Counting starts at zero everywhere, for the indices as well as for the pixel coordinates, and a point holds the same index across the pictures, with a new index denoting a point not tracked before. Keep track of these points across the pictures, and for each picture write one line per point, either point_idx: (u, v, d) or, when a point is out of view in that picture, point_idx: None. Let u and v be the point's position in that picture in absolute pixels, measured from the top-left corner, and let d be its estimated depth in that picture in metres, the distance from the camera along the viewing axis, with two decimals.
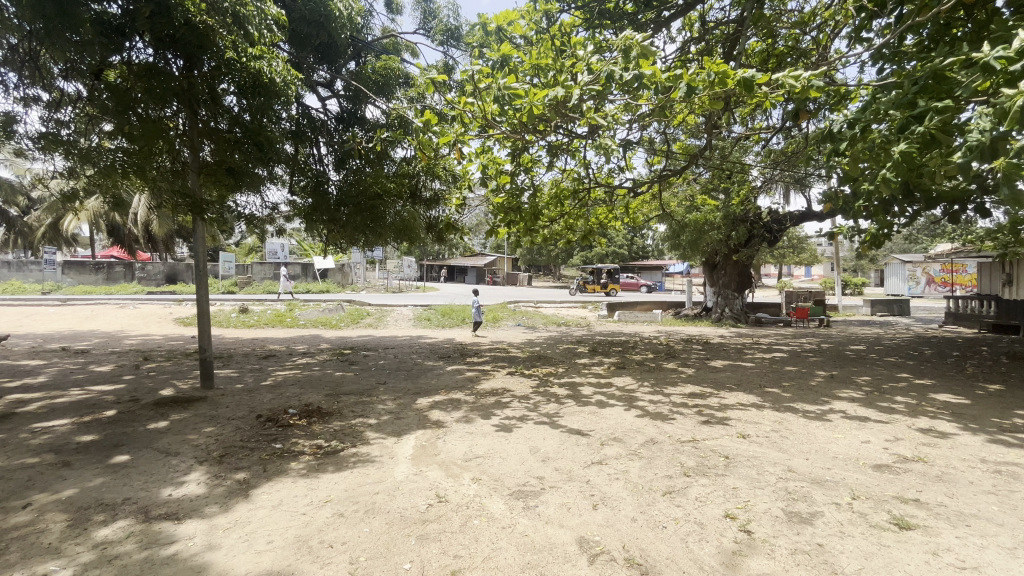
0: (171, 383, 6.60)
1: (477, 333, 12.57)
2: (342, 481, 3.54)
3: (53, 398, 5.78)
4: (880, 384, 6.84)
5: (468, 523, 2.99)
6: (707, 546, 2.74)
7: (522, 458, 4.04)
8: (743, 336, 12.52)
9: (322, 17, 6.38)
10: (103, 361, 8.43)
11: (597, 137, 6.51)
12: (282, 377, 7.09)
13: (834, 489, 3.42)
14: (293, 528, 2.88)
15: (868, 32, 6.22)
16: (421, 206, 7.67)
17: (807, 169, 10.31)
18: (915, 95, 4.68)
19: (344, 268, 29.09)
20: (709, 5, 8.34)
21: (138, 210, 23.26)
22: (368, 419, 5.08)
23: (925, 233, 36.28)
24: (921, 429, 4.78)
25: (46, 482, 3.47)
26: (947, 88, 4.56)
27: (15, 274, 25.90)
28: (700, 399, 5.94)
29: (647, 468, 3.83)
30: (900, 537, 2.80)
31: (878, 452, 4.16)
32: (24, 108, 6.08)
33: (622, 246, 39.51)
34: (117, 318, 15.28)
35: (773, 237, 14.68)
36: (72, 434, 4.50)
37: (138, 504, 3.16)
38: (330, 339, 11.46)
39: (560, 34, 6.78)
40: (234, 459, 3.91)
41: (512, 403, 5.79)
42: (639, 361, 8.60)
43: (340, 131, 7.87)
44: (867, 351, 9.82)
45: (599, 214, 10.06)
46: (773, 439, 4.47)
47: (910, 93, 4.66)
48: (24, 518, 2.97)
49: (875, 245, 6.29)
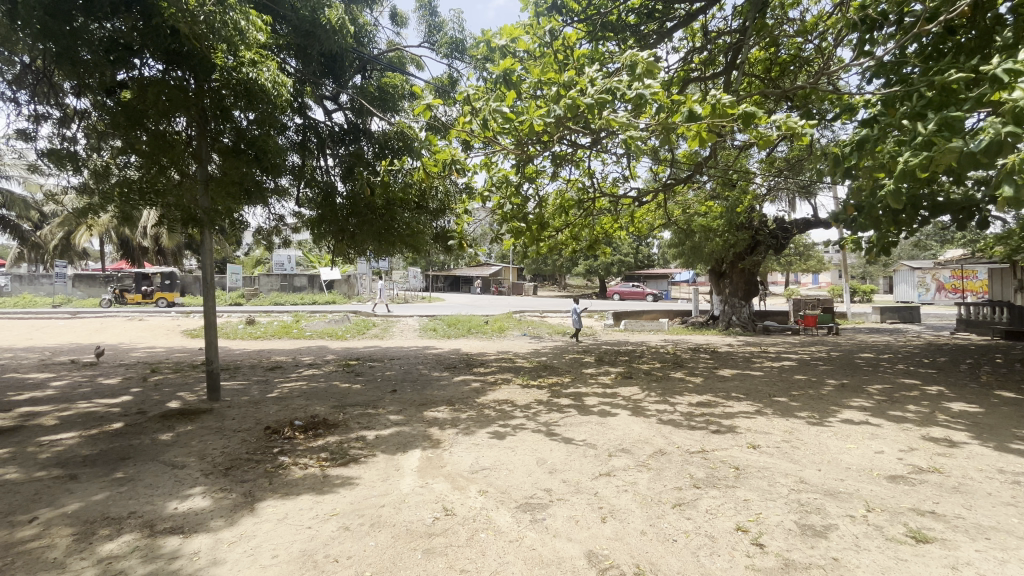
0: (178, 396, 6.59)
1: (546, 343, 12.91)
2: (348, 494, 3.51)
3: (62, 410, 5.83)
4: (892, 393, 6.75)
5: (475, 537, 2.95)
6: (720, 560, 2.68)
7: (529, 470, 3.99)
8: (750, 344, 12.48)
9: (313, 22, 6.33)
10: (111, 373, 8.47)
11: (599, 147, 6.57)
12: (289, 390, 7.08)
13: (849, 502, 3.35)
14: (298, 543, 2.85)
15: (870, 43, 6.23)
16: (428, 216, 7.77)
17: (810, 178, 10.37)
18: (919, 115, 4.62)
19: (350, 279, 29.50)
20: (711, 15, 8.43)
21: (147, 224, 23.55)
22: (373, 430, 5.06)
23: (934, 241, 35.96)
24: (934, 439, 4.70)
25: (53, 495, 3.47)
26: (954, 101, 4.60)
27: (27, 287, 26.32)
28: (708, 409, 5.88)
29: (655, 480, 3.77)
30: (917, 551, 2.73)
31: (892, 462, 4.08)
32: (35, 124, 6.24)
33: (628, 254, 38.98)
34: (127, 331, 15.40)
35: (779, 244, 14.61)
36: (80, 447, 4.51)
37: (142, 518, 3.14)
38: (338, 351, 11.50)
39: (563, 48, 6.88)
40: (239, 472, 3.90)
41: (517, 414, 5.76)
42: (646, 370, 8.57)
43: (347, 144, 7.92)
44: (878, 359, 9.72)
45: (604, 223, 10.07)
46: (784, 450, 4.40)
47: (917, 107, 4.71)
48: (30, 531, 2.97)
49: (883, 252, 6.17)
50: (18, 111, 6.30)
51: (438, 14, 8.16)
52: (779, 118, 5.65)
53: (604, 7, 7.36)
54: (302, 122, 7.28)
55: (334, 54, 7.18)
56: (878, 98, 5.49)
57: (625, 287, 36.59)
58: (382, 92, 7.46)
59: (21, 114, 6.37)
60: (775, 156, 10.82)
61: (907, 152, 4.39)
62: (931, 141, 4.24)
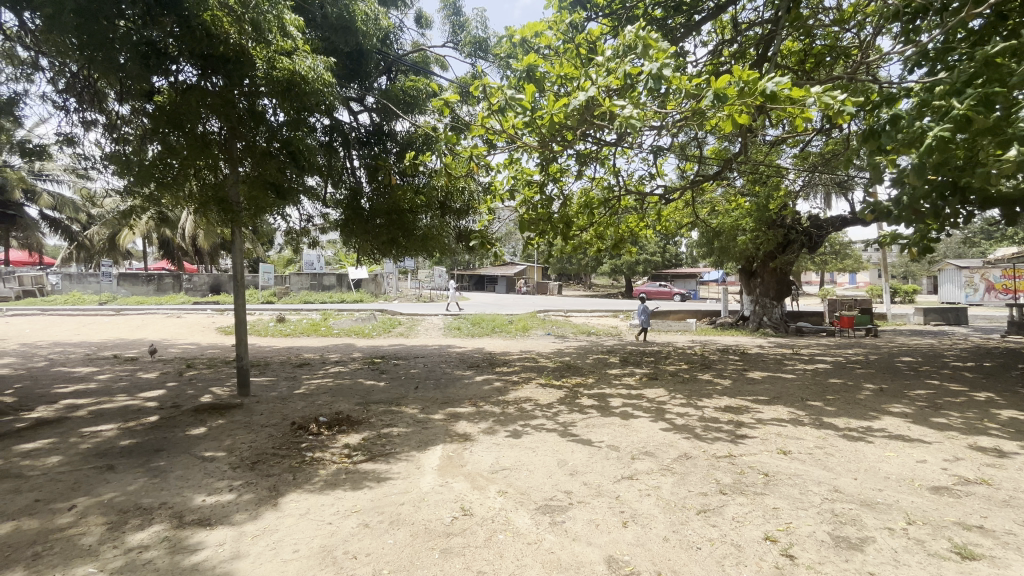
0: (210, 391, 6.80)
1: (570, 343, 12.79)
2: (368, 491, 3.54)
3: (102, 403, 6.07)
4: (935, 398, 6.39)
5: (493, 538, 2.92)
6: (745, 571, 2.58)
7: (550, 471, 3.95)
8: (782, 346, 12.05)
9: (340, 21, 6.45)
10: (149, 368, 8.83)
11: (625, 144, 6.45)
12: (315, 386, 7.23)
13: (887, 513, 3.16)
14: (318, 538, 2.88)
15: (913, 32, 5.98)
16: (451, 217, 7.84)
17: (846, 173, 9.93)
18: (963, 85, 4.56)
19: (378, 278, 30.14)
20: (741, 6, 8.21)
21: (186, 226, 24.55)
22: (395, 428, 5.09)
23: (984, 238, 33.97)
24: (981, 448, 4.42)
25: (90, 485, 3.62)
26: (1001, 77, 4.46)
27: (76, 286, 27.85)
28: (736, 412, 5.68)
29: (680, 484, 3.66)
30: (964, 569, 2.55)
31: (935, 473, 3.84)
32: (83, 130, 6.57)
33: (655, 254, 38.26)
34: (167, 327, 16.10)
35: (814, 243, 14.13)
36: (118, 438, 4.69)
37: (172, 509, 3.24)
38: (362, 348, 11.70)
39: (586, 42, 6.76)
40: (265, 466, 3.99)
41: (539, 414, 5.71)
42: (672, 371, 8.37)
43: (372, 145, 8.01)
44: (921, 363, 9.24)
45: (630, 222, 9.90)
46: (817, 457, 4.21)
47: (962, 78, 4.55)
48: (67, 519, 3.09)
49: (924, 251, 6.00)
50: (67, 117, 6.64)
51: (462, 13, 8.14)
52: (818, 91, 4.85)
53: (629, 2, 7.31)
54: (328, 124, 7.36)
55: (359, 55, 7.27)
56: (919, 86, 5.31)
57: (652, 287, 36.07)
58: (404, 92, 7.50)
59: (70, 121, 6.71)
60: (808, 150, 10.45)
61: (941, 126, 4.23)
62: (967, 116, 4.05)
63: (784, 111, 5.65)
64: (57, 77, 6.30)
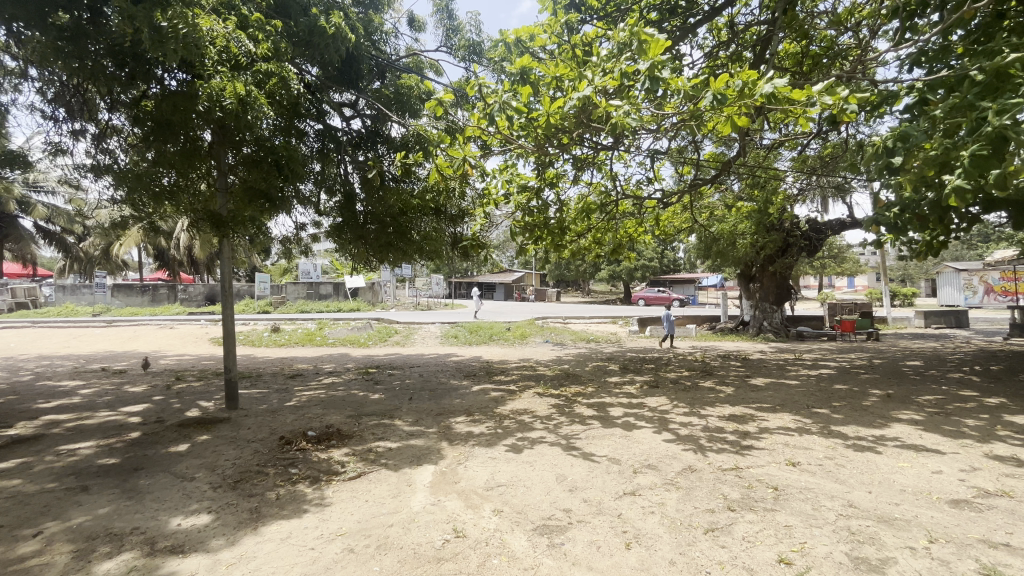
0: (197, 404, 6.58)
1: (568, 350, 12.57)
2: (356, 512, 3.34)
3: (84, 419, 5.85)
4: (944, 404, 6.22)
5: (487, 563, 2.72)
6: None
7: (548, 487, 3.75)
8: (784, 351, 11.83)
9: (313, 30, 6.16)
10: (137, 381, 8.58)
11: (621, 148, 6.32)
12: (306, 398, 7.02)
13: (907, 530, 2.97)
14: (299, 566, 2.68)
15: (912, 32, 5.88)
16: (446, 222, 7.62)
17: (844, 176, 9.81)
18: (976, 98, 4.33)
19: (374, 286, 29.95)
20: (737, 10, 8.13)
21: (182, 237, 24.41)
22: (387, 443, 4.89)
23: (981, 240, 33.92)
24: (997, 457, 4.24)
25: (60, 508, 3.40)
26: (1010, 87, 4.23)
27: (69, 298, 27.51)
28: (741, 422, 5.49)
29: (685, 500, 3.47)
30: None
31: (953, 485, 3.66)
32: (72, 140, 6.42)
33: (654, 259, 37.98)
34: (160, 339, 15.82)
35: (812, 247, 14.01)
36: (95, 456, 4.48)
37: (145, 534, 3.03)
38: (357, 358, 11.48)
39: (581, 45, 6.65)
40: (248, 486, 3.79)
41: (536, 426, 5.51)
42: (674, 379, 8.19)
43: (365, 150, 7.85)
44: (926, 367, 9.06)
45: (628, 227, 9.77)
46: (827, 468, 4.02)
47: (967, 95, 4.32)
48: (31, 547, 2.89)
49: (932, 253, 5.91)
50: (56, 127, 6.49)
51: (456, 17, 8.02)
52: (821, 89, 4.56)
53: (624, 4, 7.20)
54: (319, 128, 7.24)
55: (349, 60, 7.07)
56: (919, 86, 5.15)
57: (650, 292, 35.91)
58: (396, 95, 7.33)
59: (59, 131, 6.56)
60: (806, 154, 10.33)
61: (973, 146, 4.00)
62: (1002, 133, 3.79)
63: (783, 114, 5.50)
64: (45, 87, 6.15)
